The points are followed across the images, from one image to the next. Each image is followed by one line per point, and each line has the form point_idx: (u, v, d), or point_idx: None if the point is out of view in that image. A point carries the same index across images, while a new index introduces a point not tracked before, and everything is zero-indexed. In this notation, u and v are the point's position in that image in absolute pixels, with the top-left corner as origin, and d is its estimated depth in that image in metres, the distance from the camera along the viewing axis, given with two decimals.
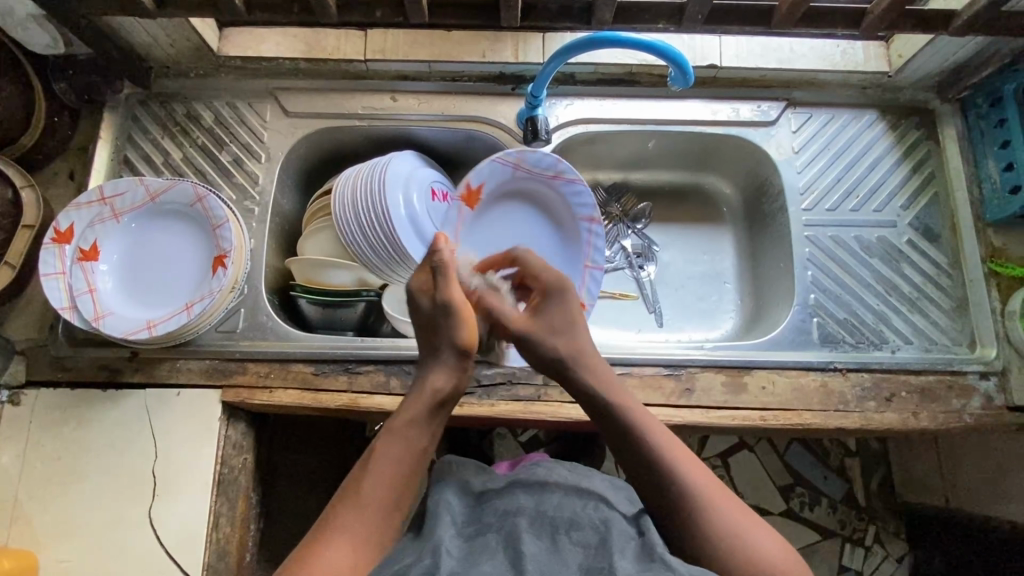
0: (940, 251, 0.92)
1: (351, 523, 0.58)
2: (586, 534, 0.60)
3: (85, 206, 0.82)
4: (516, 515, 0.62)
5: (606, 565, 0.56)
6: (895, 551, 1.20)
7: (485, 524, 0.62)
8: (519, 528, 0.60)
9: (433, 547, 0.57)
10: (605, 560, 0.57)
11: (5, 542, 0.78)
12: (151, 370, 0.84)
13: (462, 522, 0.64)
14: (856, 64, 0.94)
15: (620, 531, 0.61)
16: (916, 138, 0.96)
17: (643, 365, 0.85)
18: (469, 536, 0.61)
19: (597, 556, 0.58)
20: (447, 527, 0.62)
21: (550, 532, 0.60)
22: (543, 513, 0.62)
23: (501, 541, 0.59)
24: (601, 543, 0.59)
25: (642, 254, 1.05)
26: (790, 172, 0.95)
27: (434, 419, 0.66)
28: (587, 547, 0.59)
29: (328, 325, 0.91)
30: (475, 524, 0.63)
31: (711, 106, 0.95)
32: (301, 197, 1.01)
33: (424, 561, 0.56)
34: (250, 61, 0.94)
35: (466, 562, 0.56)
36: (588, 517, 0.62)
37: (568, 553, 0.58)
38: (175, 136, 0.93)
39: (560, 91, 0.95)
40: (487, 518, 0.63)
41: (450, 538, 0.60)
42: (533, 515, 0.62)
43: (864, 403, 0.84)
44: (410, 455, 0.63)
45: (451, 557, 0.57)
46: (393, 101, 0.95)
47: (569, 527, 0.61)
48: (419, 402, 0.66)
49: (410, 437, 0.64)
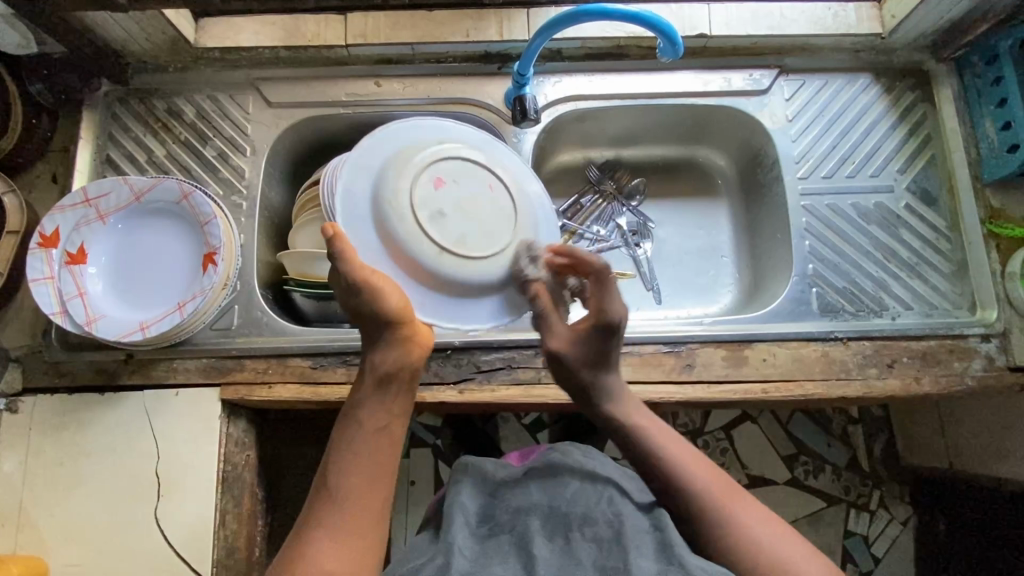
0: (939, 214, 0.91)
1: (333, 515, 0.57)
2: (600, 528, 0.61)
3: (70, 208, 0.80)
4: (529, 513, 0.63)
5: (622, 565, 0.55)
6: (901, 515, 1.21)
7: (499, 523, 0.64)
8: (533, 529, 0.61)
9: (445, 548, 0.59)
10: (620, 558, 0.56)
11: (13, 550, 0.78)
12: (150, 372, 0.83)
13: (476, 520, 0.65)
14: (848, 26, 0.92)
15: (634, 525, 0.61)
16: (911, 101, 0.94)
17: (644, 343, 0.84)
18: (482, 536, 0.62)
19: (611, 555, 0.57)
20: (461, 528, 0.63)
21: (564, 530, 0.61)
22: (556, 509, 0.63)
23: (513, 543, 0.60)
24: (616, 537, 0.59)
25: (637, 231, 1.04)
26: (784, 141, 0.93)
27: (385, 391, 0.63)
28: (601, 543, 0.59)
29: (323, 317, 0.92)
30: (488, 525, 0.64)
31: (703, 76, 0.93)
32: (290, 189, 0.99)
33: (436, 561, 0.58)
34: (229, 52, 0.91)
35: (479, 563, 0.57)
36: (601, 512, 0.63)
37: (582, 551, 0.58)
38: (157, 132, 0.91)
39: (548, 68, 0.93)
40: (500, 516, 0.65)
41: (463, 538, 0.61)
42: (546, 513, 0.63)
43: (866, 370, 0.84)
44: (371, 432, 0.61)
45: (463, 557, 0.58)
46: (378, 87, 0.93)
47: (583, 523, 0.61)
48: (365, 386, 0.63)
49: (364, 418, 0.62)
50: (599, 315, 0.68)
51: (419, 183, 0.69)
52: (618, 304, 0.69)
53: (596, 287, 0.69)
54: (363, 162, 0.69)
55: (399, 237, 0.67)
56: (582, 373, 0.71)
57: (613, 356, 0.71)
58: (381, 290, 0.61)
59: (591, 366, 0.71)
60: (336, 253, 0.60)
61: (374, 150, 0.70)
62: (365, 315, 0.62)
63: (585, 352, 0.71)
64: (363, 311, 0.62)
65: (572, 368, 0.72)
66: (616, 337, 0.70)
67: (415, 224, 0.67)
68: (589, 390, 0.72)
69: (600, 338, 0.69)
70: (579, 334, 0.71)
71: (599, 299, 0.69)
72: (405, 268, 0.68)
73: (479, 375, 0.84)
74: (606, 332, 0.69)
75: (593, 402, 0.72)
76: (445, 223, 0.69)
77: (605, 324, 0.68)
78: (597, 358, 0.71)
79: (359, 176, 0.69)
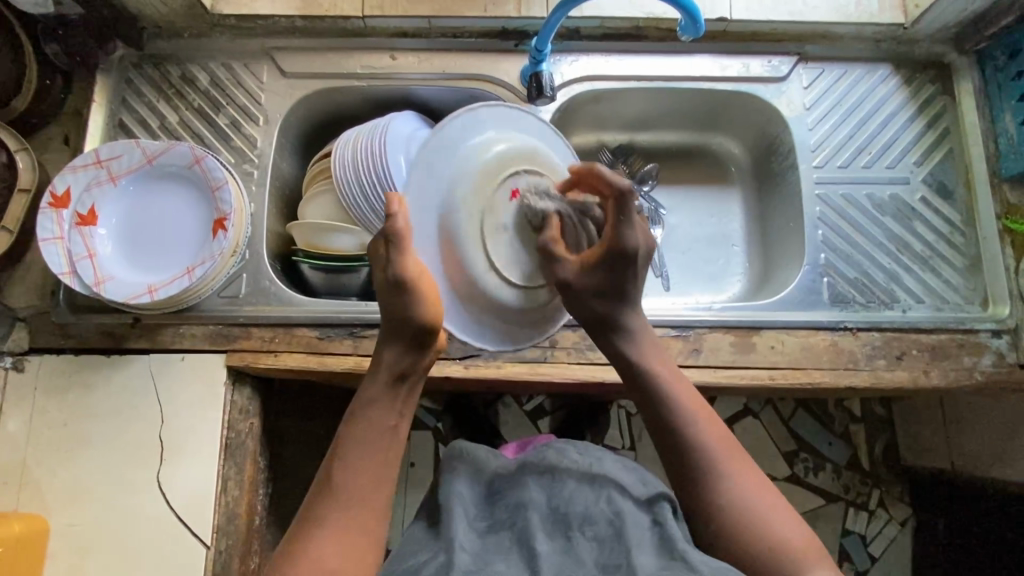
0: (954, 209, 0.90)
1: (333, 514, 0.56)
2: (600, 527, 0.60)
3: (81, 168, 0.80)
4: (528, 508, 0.62)
5: (623, 562, 0.55)
6: (900, 515, 1.20)
7: (498, 519, 0.63)
8: (533, 525, 0.60)
9: (447, 545, 0.58)
10: (622, 556, 0.56)
11: (15, 508, 0.78)
12: (156, 336, 0.83)
13: (475, 513, 0.65)
14: (869, 15, 0.91)
15: (635, 521, 0.60)
16: (931, 93, 0.93)
17: (652, 326, 0.83)
18: (483, 531, 0.62)
19: (613, 553, 0.57)
20: (460, 521, 0.63)
21: (564, 530, 0.60)
22: (556, 509, 0.62)
23: (515, 539, 0.59)
24: (616, 535, 0.58)
25: (649, 218, 1.02)
26: (801, 129, 0.92)
27: (398, 393, 0.62)
28: (602, 542, 0.58)
29: (332, 291, 0.89)
30: (487, 518, 0.64)
31: (721, 61, 0.92)
32: (301, 161, 0.99)
33: (438, 559, 0.57)
34: (245, 20, 0.91)
35: (480, 559, 0.57)
36: (600, 509, 0.61)
37: (583, 550, 0.58)
38: (171, 99, 0.91)
39: (566, 47, 0.92)
40: (499, 511, 0.64)
41: (464, 533, 0.60)
42: (547, 511, 0.62)
43: (874, 361, 0.83)
44: (379, 430, 0.60)
45: (465, 554, 0.57)
46: (393, 61, 0.92)
47: (583, 524, 0.60)
48: (376, 382, 0.63)
49: (373, 417, 0.61)
50: (630, 236, 0.66)
51: (495, 200, 0.67)
52: (638, 233, 0.66)
53: (617, 210, 0.66)
54: (396, 131, 0.87)
55: (460, 236, 0.66)
56: (596, 304, 0.69)
57: (627, 288, 0.69)
58: (423, 288, 0.61)
59: (605, 296, 0.68)
60: (394, 227, 0.60)
61: (399, 125, 0.88)
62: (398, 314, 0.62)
63: (597, 278, 0.67)
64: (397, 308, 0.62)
65: (586, 299, 0.68)
66: (634, 268, 0.68)
67: (478, 233, 0.67)
68: (604, 321, 0.70)
69: (613, 269, 0.67)
70: (593, 264, 0.67)
71: (617, 221, 0.66)
72: (451, 269, 0.67)
73: (486, 351, 0.84)
74: (631, 254, 0.66)
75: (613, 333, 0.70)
76: (502, 240, 0.68)
77: (622, 253, 0.66)
78: (611, 286, 0.68)
79: (388, 140, 0.85)
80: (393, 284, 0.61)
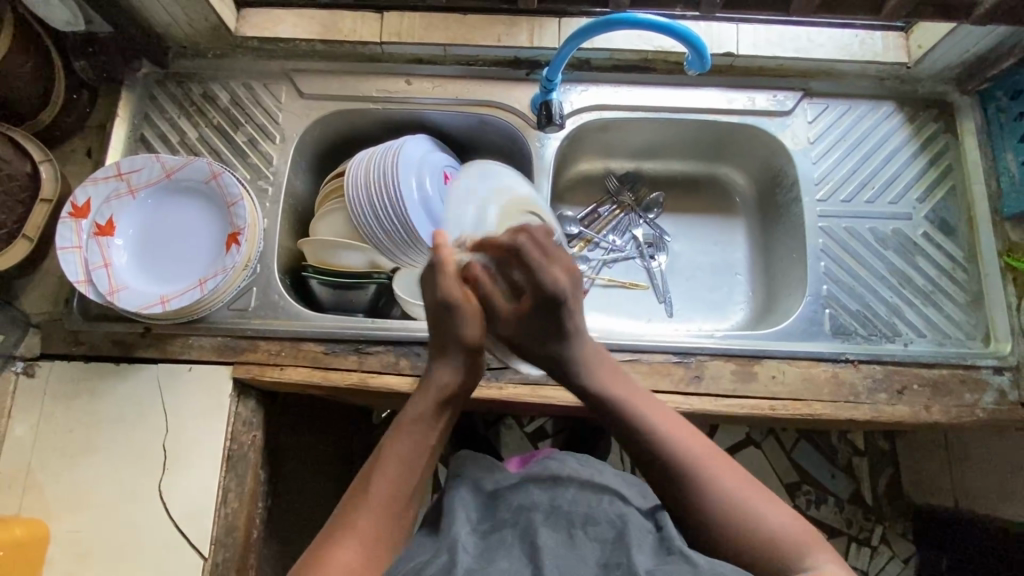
0: (956, 244, 0.91)
1: (360, 527, 0.56)
2: (603, 528, 0.60)
3: (102, 180, 0.83)
4: (531, 510, 0.62)
5: (624, 562, 0.55)
6: (903, 552, 1.19)
7: (500, 519, 0.63)
8: (535, 523, 0.60)
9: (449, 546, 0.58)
10: (623, 555, 0.56)
11: (17, 511, 0.79)
12: (164, 346, 0.84)
13: (478, 518, 0.64)
14: (874, 54, 0.93)
15: (638, 524, 0.60)
16: (934, 131, 0.95)
17: (653, 352, 0.84)
18: (485, 532, 0.62)
19: (614, 552, 0.57)
20: (463, 523, 0.62)
21: (567, 525, 0.60)
22: (558, 507, 0.62)
23: (517, 537, 0.59)
24: (618, 537, 0.58)
25: (653, 244, 1.05)
26: (805, 162, 0.94)
27: (443, 413, 0.63)
28: (604, 543, 0.58)
29: (338, 306, 0.91)
30: (489, 521, 0.63)
31: (728, 94, 0.95)
32: (314, 179, 1.01)
33: (439, 560, 0.56)
34: (267, 42, 0.94)
35: (483, 559, 0.57)
36: (603, 511, 0.61)
37: (585, 548, 0.58)
38: (192, 115, 0.94)
39: (575, 77, 0.94)
40: (501, 513, 0.63)
41: (466, 534, 0.60)
42: (548, 510, 0.62)
43: (875, 395, 0.83)
44: (418, 444, 0.61)
45: (468, 554, 0.57)
46: (408, 85, 0.95)
47: (586, 522, 0.60)
48: (422, 402, 0.63)
49: (415, 432, 0.61)
50: (546, 285, 0.60)
51: None
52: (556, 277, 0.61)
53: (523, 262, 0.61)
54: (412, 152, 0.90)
55: None
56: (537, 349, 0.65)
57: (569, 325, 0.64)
58: (465, 306, 0.61)
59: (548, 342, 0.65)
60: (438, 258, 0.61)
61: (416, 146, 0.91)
62: (440, 330, 0.63)
63: (529, 329, 0.64)
64: (443, 327, 0.62)
65: (530, 346, 0.65)
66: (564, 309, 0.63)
67: None
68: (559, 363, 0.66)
69: (544, 317, 0.63)
70: (521, 316, 0.63)
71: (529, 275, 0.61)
72: None
73: (489, 372, 0.84)
74: (552, 300, 0.61)
75: (569, 378, 0.67)
76: None
77: (545, 300, 0.61)
78: (546, 333, 0.64)
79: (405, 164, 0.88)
80: (441, 306, 0.61)
